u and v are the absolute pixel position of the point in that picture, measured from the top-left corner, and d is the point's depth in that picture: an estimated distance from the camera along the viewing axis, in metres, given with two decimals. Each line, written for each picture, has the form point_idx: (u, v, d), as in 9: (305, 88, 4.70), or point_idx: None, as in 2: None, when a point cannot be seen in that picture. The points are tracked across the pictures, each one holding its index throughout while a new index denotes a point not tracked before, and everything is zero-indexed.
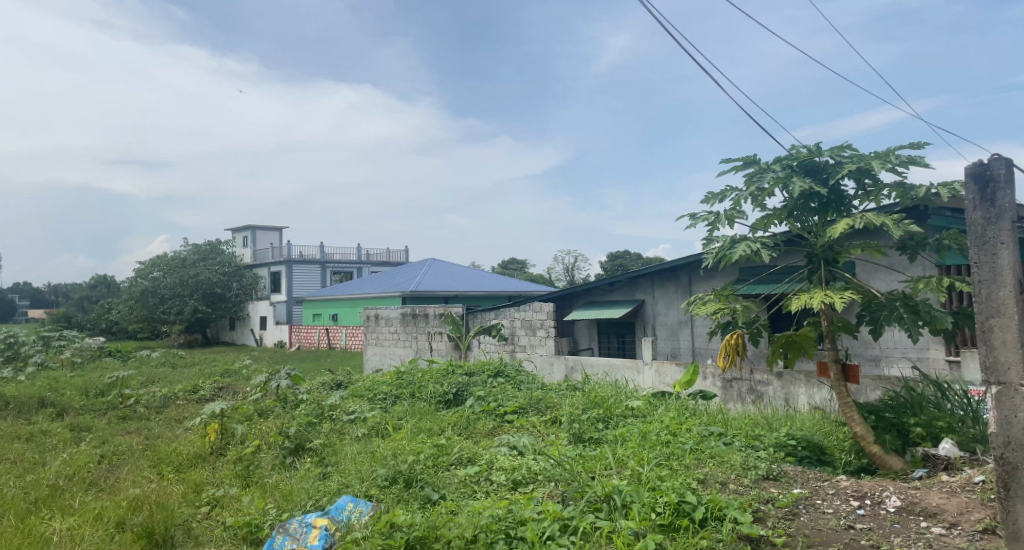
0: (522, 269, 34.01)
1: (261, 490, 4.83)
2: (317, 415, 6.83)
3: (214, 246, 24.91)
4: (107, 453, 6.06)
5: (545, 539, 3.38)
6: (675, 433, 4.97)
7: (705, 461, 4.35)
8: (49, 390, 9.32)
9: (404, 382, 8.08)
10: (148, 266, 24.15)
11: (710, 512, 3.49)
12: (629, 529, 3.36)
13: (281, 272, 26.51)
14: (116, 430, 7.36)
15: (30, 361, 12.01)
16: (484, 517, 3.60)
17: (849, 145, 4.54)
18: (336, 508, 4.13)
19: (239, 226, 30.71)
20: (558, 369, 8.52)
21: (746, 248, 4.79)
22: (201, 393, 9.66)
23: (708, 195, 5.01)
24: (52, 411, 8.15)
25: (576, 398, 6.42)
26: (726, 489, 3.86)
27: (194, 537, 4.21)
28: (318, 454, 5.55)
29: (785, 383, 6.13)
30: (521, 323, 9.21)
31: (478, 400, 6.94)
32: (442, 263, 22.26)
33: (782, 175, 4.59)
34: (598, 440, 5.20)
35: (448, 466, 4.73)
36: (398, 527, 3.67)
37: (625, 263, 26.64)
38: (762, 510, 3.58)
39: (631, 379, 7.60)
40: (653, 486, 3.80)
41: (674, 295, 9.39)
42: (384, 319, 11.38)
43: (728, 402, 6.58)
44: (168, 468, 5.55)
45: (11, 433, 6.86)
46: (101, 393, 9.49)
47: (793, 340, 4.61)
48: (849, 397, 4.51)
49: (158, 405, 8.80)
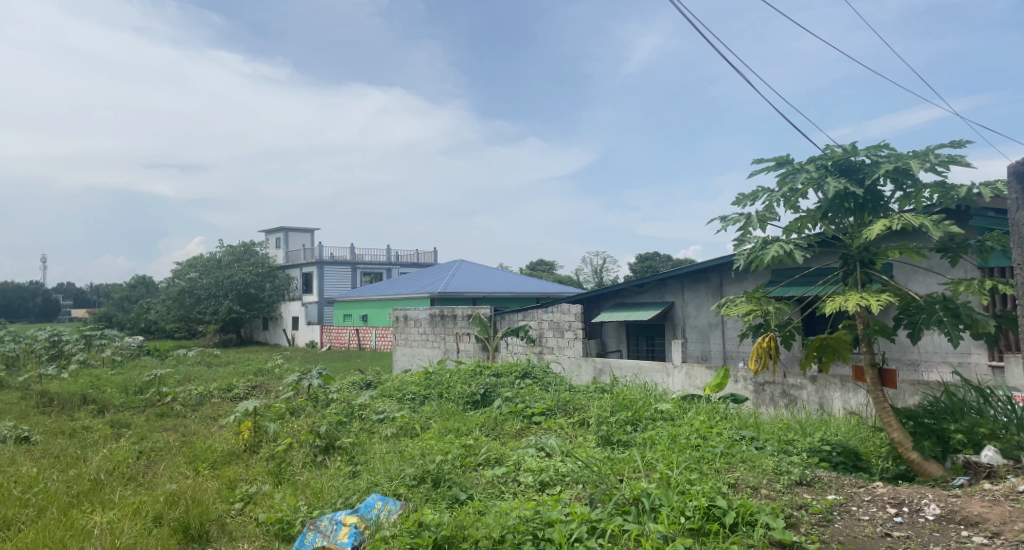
0: (550, 270, 34.02)
1: (293, 488, 4.91)
2: (347, 414, 6.92)
3: (248, 246, 25.41)
4: (145, 450, 6.23)
5: (573, 541, 3.37)
6: (705, 437, 4.91)
7: (736, 465, 4.29)
8: (90, 387, 9.62)
9: (432, 382, 8.14)
10: (185, 266, 24.76)
11: (741, 517, 3.44)
12: (658, 533, 3.33)
13: (313, 273, 26.93)
14: (153, 427, 7.56)
15: (73, 359, 12.42)
16: (511, 518, 3.61)
17: (887, 145, 4.43)
18: (365, 506, 4.17)
19: (272, 229, 31.32)
20: (586, 371, 8.47)
21: (779, 249, 4.70)
22: (235, 392, 9.86)
23: (740, 195, 4.93)
24: (94, 407, 8.41)
25: (604, 401, 6.38)
26: (758, 494, 3.80)
27: (228, 532, 4.32)
28: (348, 453, 5.62)
29: (819, 388, 6.00)
30: (549, 324, 9.19)
31: (506, 401, 6.96)
32: (470, 265, 22.38)
33: (816, 175, 4.50)
34: (627, 442, 5.17)
35: (475, 466, 4.74)
36: (426, 526, 3.68)
37: (654, 266, 26.48)
38: (795, 516, 3.52)
39: (660, 382, 7.52)
40: (683, 490, 3.76)
41: (704, 297, 9.27)
42: (413, 320, 11.47)
43: (761, 406, 6.47)
44: (204, 464, 5.68)
45: (55, 429, 7.10)
46: (140, 391, 9.76)
47: (827, 343, 4.50)
48: (886, 402, 4.39)
49: (194, 403, 9.02)
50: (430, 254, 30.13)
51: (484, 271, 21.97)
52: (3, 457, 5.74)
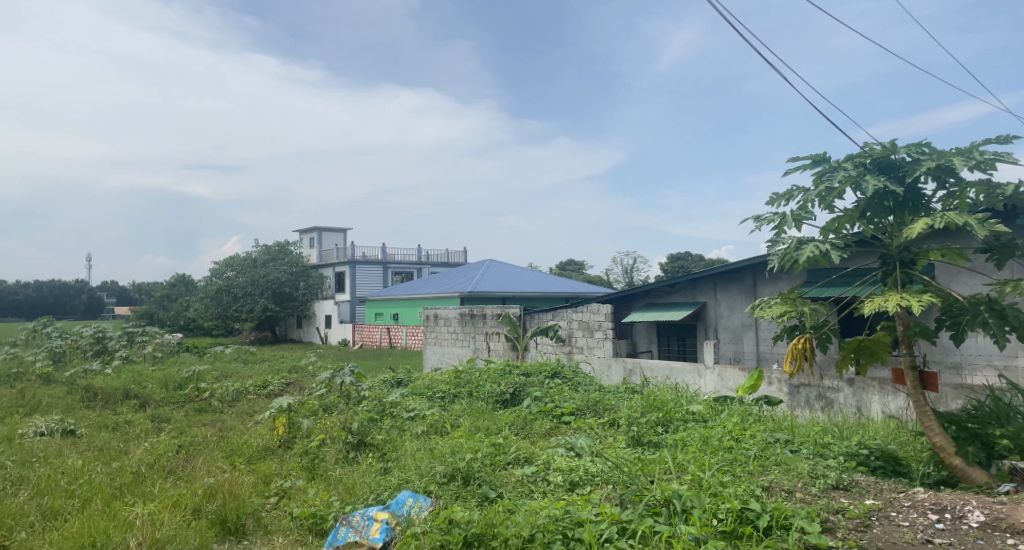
0: (580, 270, 33.90)
1: (326, 483, 4.99)
2: (378, 411, 6.99)
3: (283, 246, 25.90)
4: (184, 444, 6.39)
5: (603, 541, 3.36)
6: (739, 439, 4.84)
7: (770, 468, 4.22)
8: (132, 382, 9.91)
9: (462, 381, 8.18)
10: (222, 266, 25.35)
11: (775, 520, 3.39)
12: (689, 534, 3.30)
13: (345, 273, 27.30)
14: (192, 422, 7.75)
15: (116, 355, 12.82)
16: (541, 516, 3.62)
17: (929, 142, 4.32)
18: (396, 503, 4.22)
19: (306, 229, 31.87)
20: (617, 371, 8.41)
21: (815, 249, 4.62)
22: (270, 388, 10.06)
23: (774, 195, 4.85)
24: (136, 402, 8.67)
25: (634, 401, 6.34)
26: (793, 498, 3.74)
27: (264, 526, 4.41)
28: (379, 450, 5.69)
29: (857, 390, 5.87)
30: (579, 324, 9.16)
31: (536, 401, 6.95)
32: (500, 265, 22.43)
33: (854, 174, 4.40)
34: (658, 444, 5.13)
35: (505, 465, 4.76)
36: (456, 523, 3.70)
37: (686, 266, 26.19)
38: (831, 521, 3.45)
39: (692, 383, 7.43)
40: (715, 492, 3.71)
41: (738, 297, 9.14)
42: (443, 319, 11.56)
43: (796, 409, 6.34)
44: (240, 459, 5.80)
45: (99, 423, 7.34)
46: (179, 387, 10.02)
47: (865, 345, 4.40)
48: (927, 405, 4.26)
49: (231, 399, 9.23)
50: (460, 254, 30.27)
51: (514, 271, 21.99)
52: (50, 449, 5.95)
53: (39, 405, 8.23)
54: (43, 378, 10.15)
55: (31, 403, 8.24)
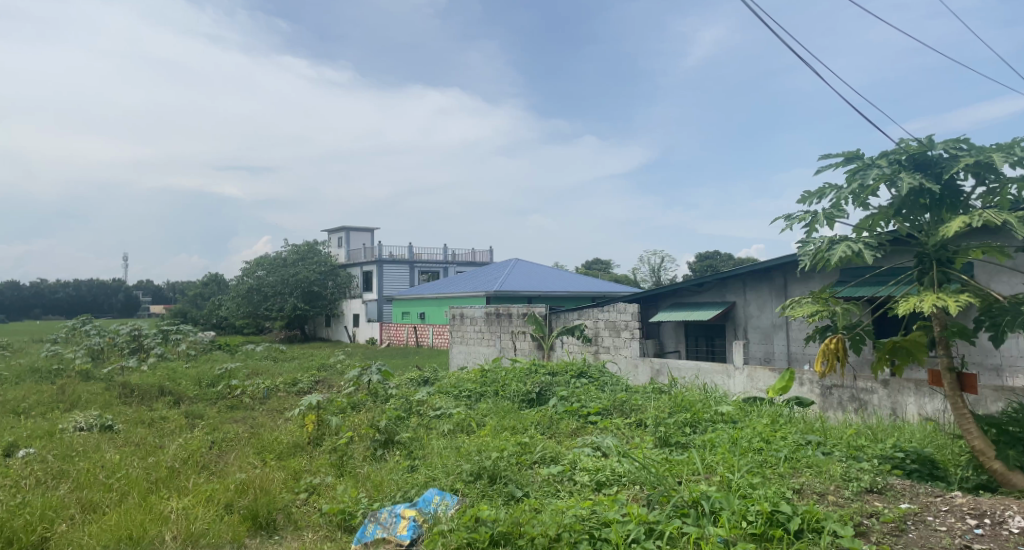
0: (607, 270, 33.70)
1: (354, 480, 5.04)
2: (405, 410, 7.04)
3: (312, 246, 26.26)
4: (217, 441, 6.52)
5: (630, 542, 3.34)
6: (769, 441, 4.76)
7: (801, 470, 4.15)
8: (167, 380, 10.13)
9: (488, 380, 8.20)
10: (253, 266, 25.81)
11: (807, 523, 3.33)
12: (718, 536, 3.26)
13: (372, 272, 27.55)
14: (224, 418, 7.91)
15: (151, 353, 13.13)
16: (567, 516, 3.61)
17: (967, 138, 4.21)
18: (423, 501, 4.24)
19: (334, 229, 32.25)
20: (644, 372, 8.34)
21: (847, 248, 4.54)
22: (300, 386, 10.20)
23: (806, 194, 4.79)
24: (170, 399, 8.86)
25: (662, 401, 6.29)
26: (824, 501, 3.68)
27: (294, 521, 4.48)
28: (406, 448, 5.73)
29: (892, 392, 5.74)
30: (605, 324, 9.10)
31: (562, 401, 6.92)
32: (526, 264, 22.43)
33: (888, 171, 4.31)
34: (686, 445, 5.08)
35: (531, 465, 4.75)
36: (483, 522, 3.71)
37: (714, 265, 25.88)
38: (865, 524, 3.38)
39: (721, 383, 7.33)
40: (744, 494, 3.67)
41: (767, 297, 9.00)
42: (469, 318, 11.60)
43: (828, 411, 6.22)
44: (271, 455, 5.90)
45: (136, 419, 7.53)
46: (212, 384, 10.22)
47: (900, 346, 4.30)
48: (966, 408, 4.16)
49: (262, 396, 9.38)
50: (486, 254, 30.33)
51: (540, 270, 21.96)
52: (90, 443, 6.13)
53: (79, 402, 8.46)
54: (82, 374, 10.45)
55: (71, 399, 8.49)
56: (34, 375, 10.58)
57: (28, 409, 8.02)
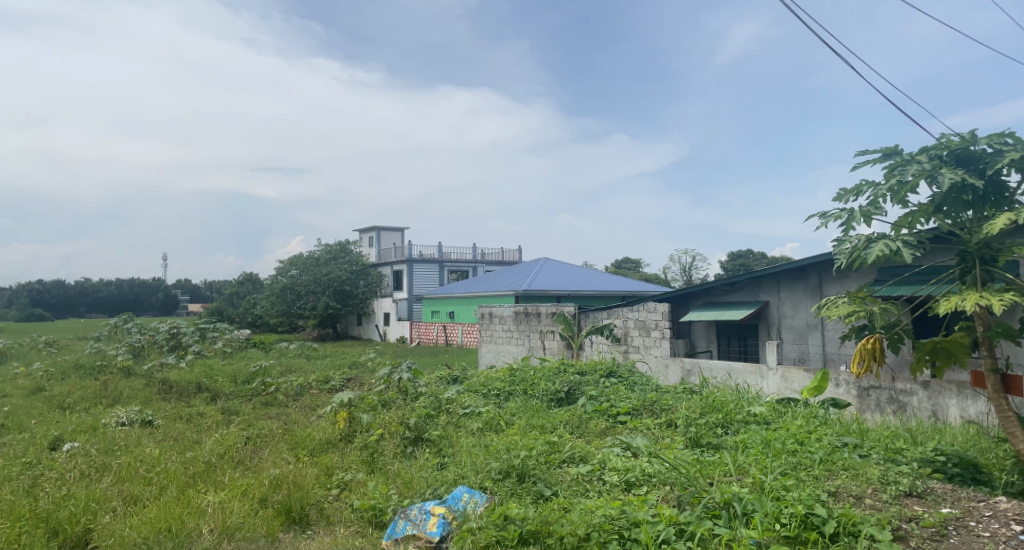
0: (637, 270, 33.46)
1: (385, 477, 5.09)
2: (435, 408, 7.09)
3: (344, 246, 26.62)
4: (252, 436, 6.65)
5: (660, 543, 3.31)
6: (803, 443, 4.67)
7: (836, 473, 4.07)
8: (204, 376, 10.37)
9: (517, 379, 8.21)
10: (286, 266, 26.29)
11: (842, 527, 3.26)
12: (750, 538, 3.21)
13: (402, 271, 27.80)
14: (259, 415, 8.07)
15: (189, 350, 13.47)
16: (596, 516, 3.59)
17: (1013, 132, 4.06)
18: (452, 498, 4.26)
19: (365, 229, 32.63)
20: (674, 371, 8.25)
21: (884, 247, 4.44)
22: (332, 384, 10.35)
23: (841, 191, 4.70)
24: (207, 395, 9.07)
25: (693, 401, 6.21)
26: (861, 504, 3.59)
27: (326, 516, 4.55)
28: (436, 445, 5.77)
29: (932, 394, 5.58)
30: (635, 323, 9.03)
31: (591, 400, 6.89)
32: (554, 263, 22.38)
33: (929, 167, 4.20)
34: (718, 446, 5.01)
35: (560, 464, 4.74)
36: (511, 520, 3.71)
37: (747, 263, 25.48)
38: (904, 529, 3.30)
39: (753, 384, 7.21)
40: (778, 496, 3.60)
41: (802, 296, 8.82)
42: (498, 317, 11.64)
43: (865, 412, 6.07)
44: (304, 451, 6.00)
45: (174, 414, 7.73)
46: (247, 381, 10.43)
47: (941, 347, 4.18)
48: (1011, 411, 4.00)
49: (294, 393, 9.54)
50: (515, 253, 30.34)
51: (569, 269, 21.89)
52: (131, 438, 6.31)
53: (121, 397, 8.73)
54: (124, 371, 10.77)
55: (113, 395, 8.75)
56: (78, 371, 10.93)
57: (73, 404, 8.29)
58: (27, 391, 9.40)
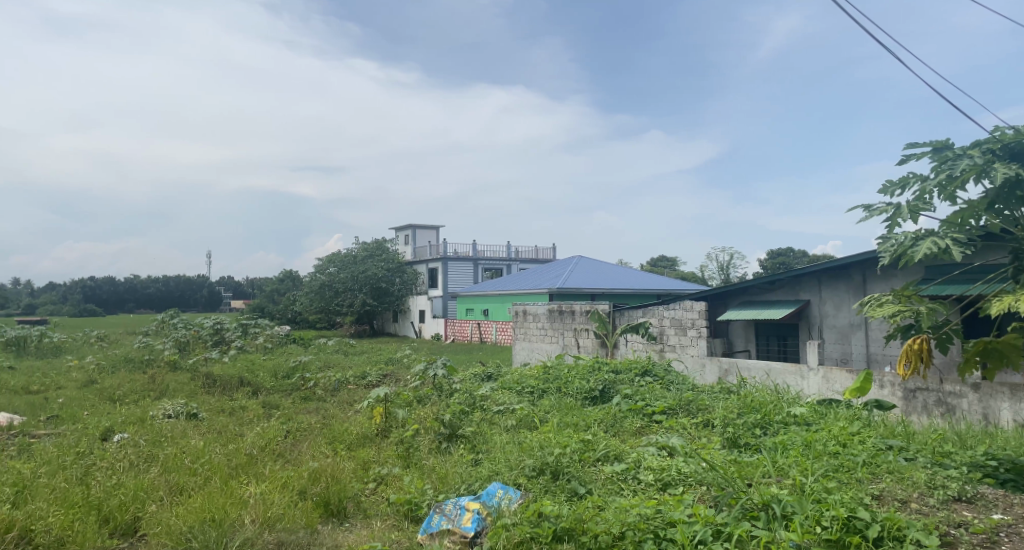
0: (673, 267, 33.07)
1: (420, 472, 5.16)
2: (469, 404, 7.15)
3: (380, 243, 27.00)
4: (292, 430, 6.80)
5: (696, 543, 3.27)
6: (846, 445, 4.55)
7: (881, 476, 3.96)
8: (246, 371, 10.63)
9: (551, 377, 8.21)
10: (325, 263, 26.79)
11: (887, 531, 3.17)
12: (790, 541, 3.14)
13: (437, 269, 28.02)
14: (298, 409, 8.25)
15: (232, 345, 13.84)
16: (631, 515, 3.56)
17: None
18: (486, 494, 4.27)
19: (400, 227, 32.94)
20: (711, 371, 8.13)
21: (932, 244, 4.33)
22: (368, 379, 10.50)
23: (889, 185, 4.65)
24: (249, 389, 9.31)
25: (730, 401, 6.12)
26: (907, 508, 3.49)
27: (363, 510, 4.63)
28: (470, 441, 5.81)
29: (983, 397, 5.39)
30: (670, 322, 8.93)
31: (626, 398, 6.84)
32: (589, 262, 22.26)
33: (981, 161, 4.10)
34: (756, 446, 4.93)
35: (594, 462, 4.73)
36: (546, 517, 3.72)
37: (787, 262, 24.95)
38: (952, 534, 3.20)
39: (793, 384, 7.06)
40: (819, 499, 3.52)
41: (844, 296, 8.59)
42: (532, 315, 11.65)
43: (911, 415, 5.88)
44: (341, 445, 6.11)
45: (217, 408, 7.95)
46: (287, 376, 10.66)
47: (993, 347, 4.03)
48: None
49: (332, 388, 9.73)
50: (550, 251, 30.30)
51: (604, 267, 21.75)
52: (177, 430, 6.52)
53: (167, 390, 9.02)
54: (170, 364, 11.12)
55: (160, 388, 9.05)
56: (128, 365, 11.33)
57: (122, 397, 8.59)
58: (80, 384, 9.78)
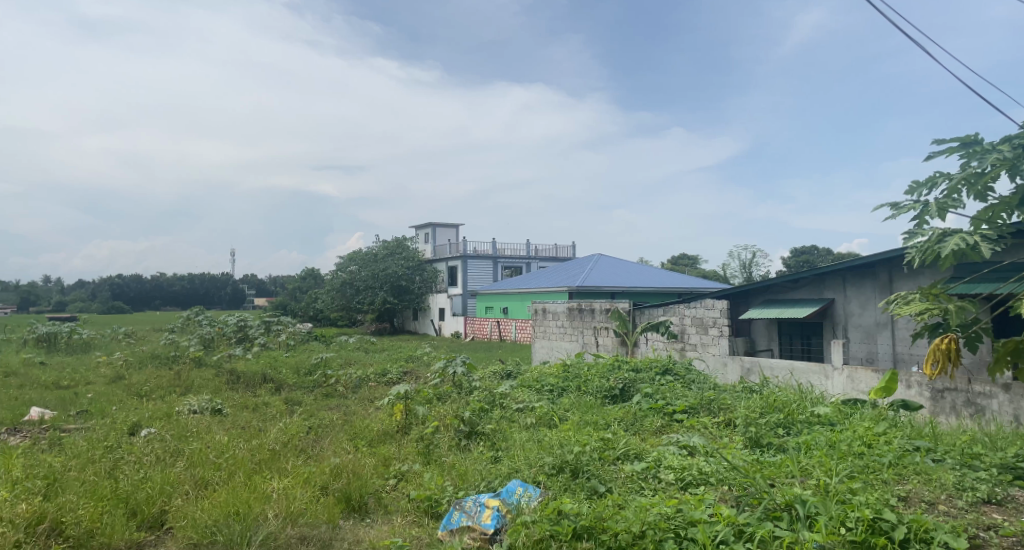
0: (694, 266, 32.81)
1: (440, 469, 5.17)
2: (489, 402, 7.16)
3: (400, 241, 27.14)
4: (313, 426, 6.87)
5: (718, 544, 3.24)
6: (872, 445, 4.48)
7: (908, 478, 3.89)
8: (268, 368, 10.75)
9: (571, 375, 8.19)
10: (346, 261, 27.01)
11: (914, 533, 3.12)
12: (813, 542, 3.11)
13: (457, 267, 28.10)
14: (320, 405, 8.33)
15: (255, 342, 14.02)
16: (651, 514, 3.54)
17: None
18: (506, 491, 4.27)
19: (420, 225, 33.08)
20: (733, 370, 8.05)
21: (960, 241, 4.24)
22: (389, 376, 10.57)
23: (916, 183, 4.56)
24: (271, 386, 9.42)
25: (752, 401, 6.05)
26: (934, 510, 3.43)
27: (384, 506, 4.66)
28: (489, 439, 5.82)
29: (1013, 397, 5.26)
30: (691, 320, 8.85)
31: (646, 397, 6.81)
32: (609, 260, 22.17)
33: (1011, 156, 4.01)
34: (779, 446, 4.87)
35: (614, 461, 4.71)
36: (565, 514, 3.71)
37: (811, 261, 24.60)
38: (981, 537, 3.13)
39: (818, 384, 6.97)
40: (843, 499, 3.47)
41: (870, 294, 8.47)
42: (552, 313, 11.63)
43: (939, 416, 5.76)
44: (362, 442, 6.16)
45: (241, 404, 8.06)
46: (308, 373, 10.77)
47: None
48: None
49: (353, 385, 9.81)
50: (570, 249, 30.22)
51: (624, 266, 21.63)
52: (202, 425, 6.62)
53: (192, 386, 9.16)
54: (195, 360, 11.30)
55: (185, 384, 9.20)
56: (154, 361, 11.53)
57: (149, 392, 8.75)
58: (108, 379, 9.97)
